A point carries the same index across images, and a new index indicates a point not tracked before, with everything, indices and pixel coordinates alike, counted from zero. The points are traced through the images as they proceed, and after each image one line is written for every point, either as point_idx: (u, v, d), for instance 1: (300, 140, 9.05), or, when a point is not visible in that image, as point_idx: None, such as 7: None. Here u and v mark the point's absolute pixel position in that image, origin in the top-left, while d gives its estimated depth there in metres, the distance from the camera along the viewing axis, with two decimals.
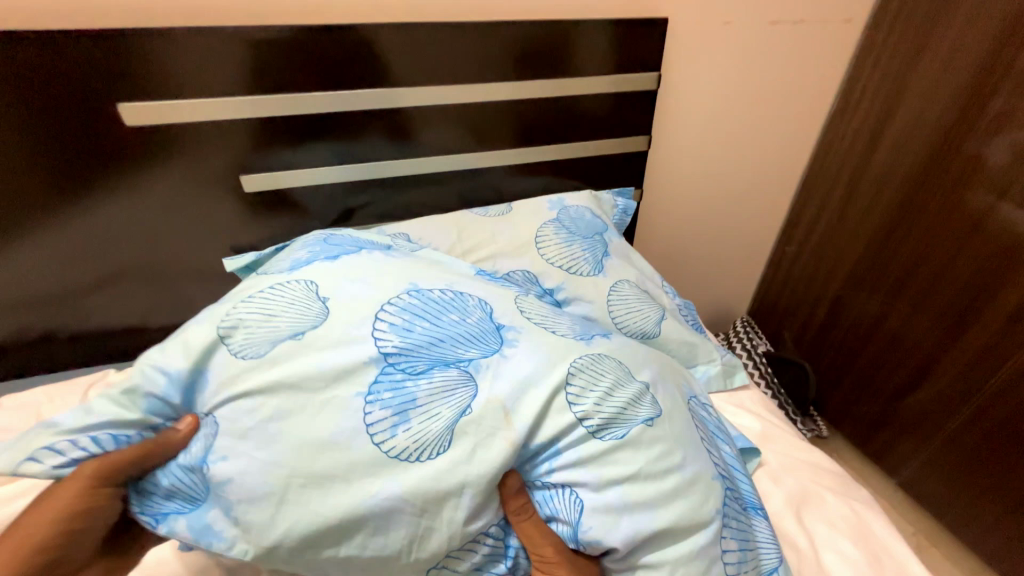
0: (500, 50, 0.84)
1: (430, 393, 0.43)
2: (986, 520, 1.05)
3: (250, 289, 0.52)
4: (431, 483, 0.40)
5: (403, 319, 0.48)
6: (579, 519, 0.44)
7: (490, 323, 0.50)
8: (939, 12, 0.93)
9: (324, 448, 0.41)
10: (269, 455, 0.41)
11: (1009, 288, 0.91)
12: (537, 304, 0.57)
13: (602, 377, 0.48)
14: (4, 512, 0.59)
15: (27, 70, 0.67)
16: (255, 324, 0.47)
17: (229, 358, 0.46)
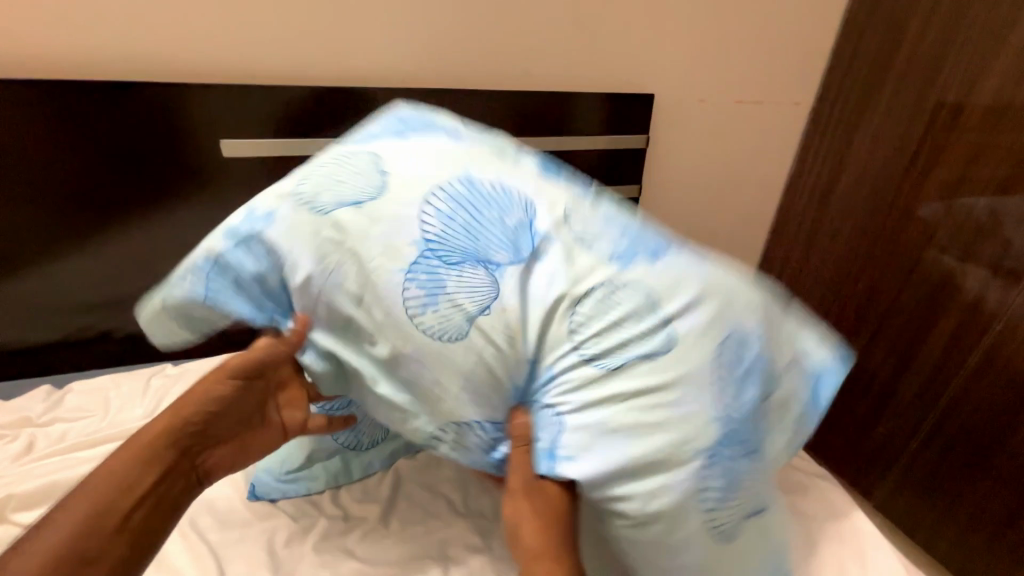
0: (518, 113, 1.05)
1: (457, 283, 0.49)
2: (952, 540, 1.11)
3: (329, 153, 0.59)
4: (443, 355, 0.49)
5: (446, 213, 0.51)
6: (557, 441, 0.48)
7: (530, 230, 0.52)
8: (863, 99, 1.18)
9: (368, 307, 0.50)
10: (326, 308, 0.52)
11: (945, 316, 1.06)
12: (590, 213, 0.56)
13: (612, 309, 0.49)
14: (84, 469, 0.68)
15: (143, 111, 0.85)
16: (328, 187, 0.54)
17: (294, 217, 0.53)
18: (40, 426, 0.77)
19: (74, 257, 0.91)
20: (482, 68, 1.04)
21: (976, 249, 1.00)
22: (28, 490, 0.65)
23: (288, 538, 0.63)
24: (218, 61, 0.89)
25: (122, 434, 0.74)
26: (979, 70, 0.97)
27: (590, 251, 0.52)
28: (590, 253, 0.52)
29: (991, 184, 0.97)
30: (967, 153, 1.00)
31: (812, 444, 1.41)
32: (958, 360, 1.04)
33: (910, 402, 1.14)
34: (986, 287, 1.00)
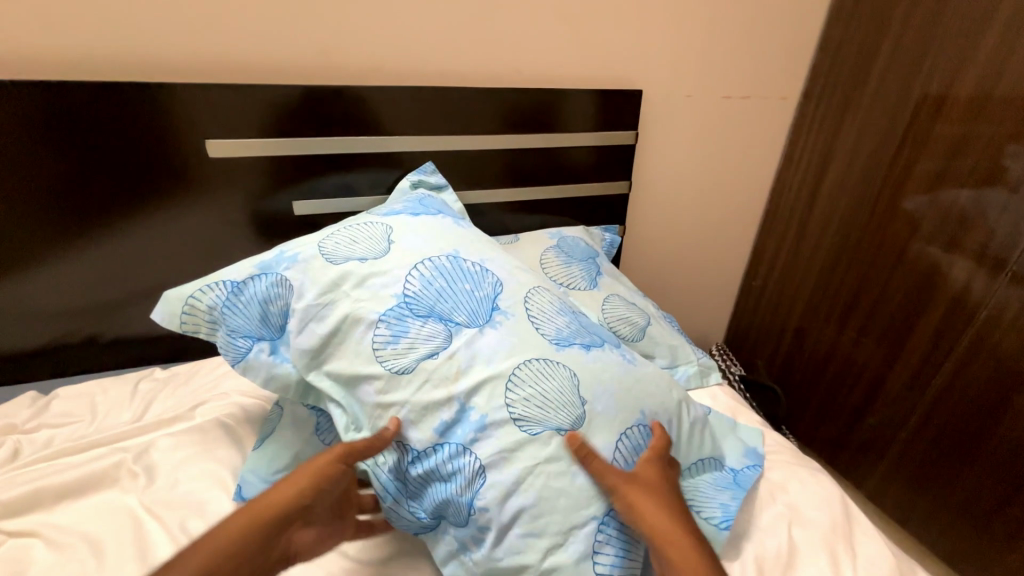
0: (507, 109, 1.05)
1: (418, 330, 0.63)
2: (942, 524, 1.13)
3: (356, 220, 0.78)
4: (391, 383, 0.61)
5: (426, 280, 0.67)
6: (476, 491, 0.56)
7: (493, 304, 0.67)
8: (849, 92, 1.19)
9: (345, 338, 0.64)
10: (309, 335, 0.65)
11: (933, 307, 1.08)
12: (547, 299, 0.72)
13: (542, 382, 0.61)
14: (73, 474, 0.67)
15: (123, 112, 0.84)
16: (344, 244, 0.72)
17: (313, 260, 0.70)
18: (26, 432, 0.76)
19: (58, 261, 0.89)
20: (469, 64, 1.03)
21: (961, 239, 1.01)
22: (13, 497, 0.63)
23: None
24: (199, 61, 0.88)
25: (112, 439, 0.73)
26: (962, 62, 0.98)
27: (537, 330, 0.66)
28: (538, 332, 0.66)
29: (976, 178, 0.98)
30: (950, 144, 1.01)
31: (805, 435, 1.43)
32: (946, 349, 1.06)
33: (901, 392, 1.16)
34: (972, 277, 1.00)
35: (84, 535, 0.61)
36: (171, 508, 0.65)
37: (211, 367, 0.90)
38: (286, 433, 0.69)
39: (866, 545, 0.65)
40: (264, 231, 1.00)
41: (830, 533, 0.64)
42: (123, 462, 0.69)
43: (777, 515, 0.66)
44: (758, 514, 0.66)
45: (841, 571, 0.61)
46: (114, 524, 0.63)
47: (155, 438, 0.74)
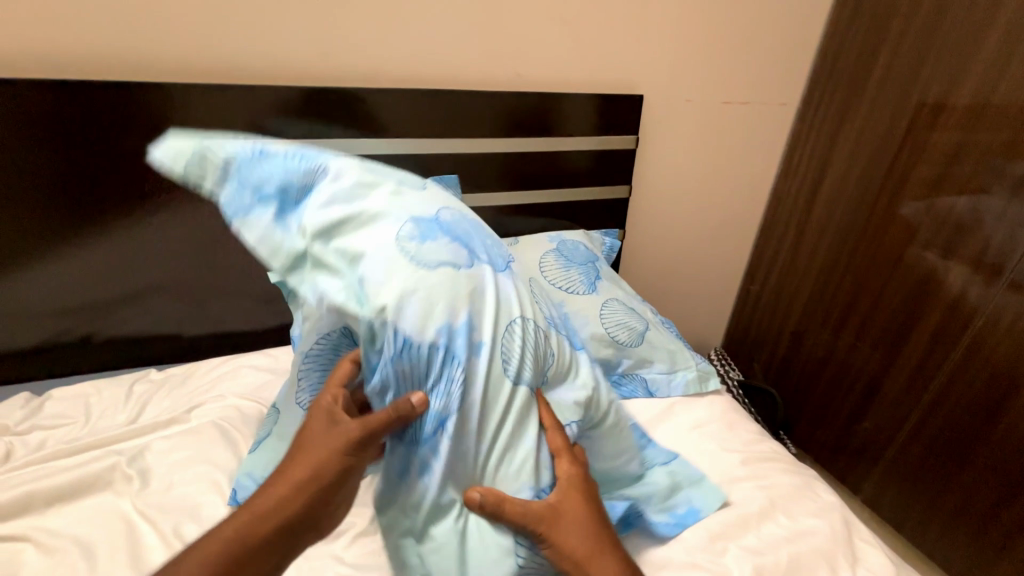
0: (507, 112, 1.05)
1: (444, 243, 0.59)
2: (936, 530, 1.13)
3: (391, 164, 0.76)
4: (403, 276, 0.55)
5: (459, 216, 0.65)
6: (437, 434, 0.53)
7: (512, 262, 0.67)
8: (848, 99, 1.20)
9: (364, 226, 0.58)
10: (328, 206, 0.58)
11: (929, 312, 1.08)
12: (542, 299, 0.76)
13: (539, 344, 0.60)
14: (65, 476, 0.66)
15: (121, 112, 0.83)
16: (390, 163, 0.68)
17: (360, 158, 0.65)
18: (18, 434, 0.75)
19: (54, 261, 0.89)
20: (470, 67, 1.03)
21: (958, 246, 1.02)
22: (4, 501, 0.62)
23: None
24: (200, 62, 0.88)
25: (105, 441, 0.72)
26: (959, 71, 0.98)
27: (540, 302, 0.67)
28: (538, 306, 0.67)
29: (973, 185, 0.98)
30: (948, 150, 1.02)
31: (802, 440, 1.43)
32: (942, 355, 1.06)
33: (897, 398, 1.16)
34: (968, 284, 1.01)
35: (76, 539, 0.61)
36: (164, 512, 0.64)
37: (206, 369, 0.89)
38: (280, 433, 0.68)
39: (865, 553, 0.64)
40: None
41: (830, 543, 0.64)
42: (117, 465, 0.69)
43: (778, 531, 0.65)
44: (758, 531, 0.65)
45: None
46: (106, 529, 0.62)
47: (149, 441, 0.73)
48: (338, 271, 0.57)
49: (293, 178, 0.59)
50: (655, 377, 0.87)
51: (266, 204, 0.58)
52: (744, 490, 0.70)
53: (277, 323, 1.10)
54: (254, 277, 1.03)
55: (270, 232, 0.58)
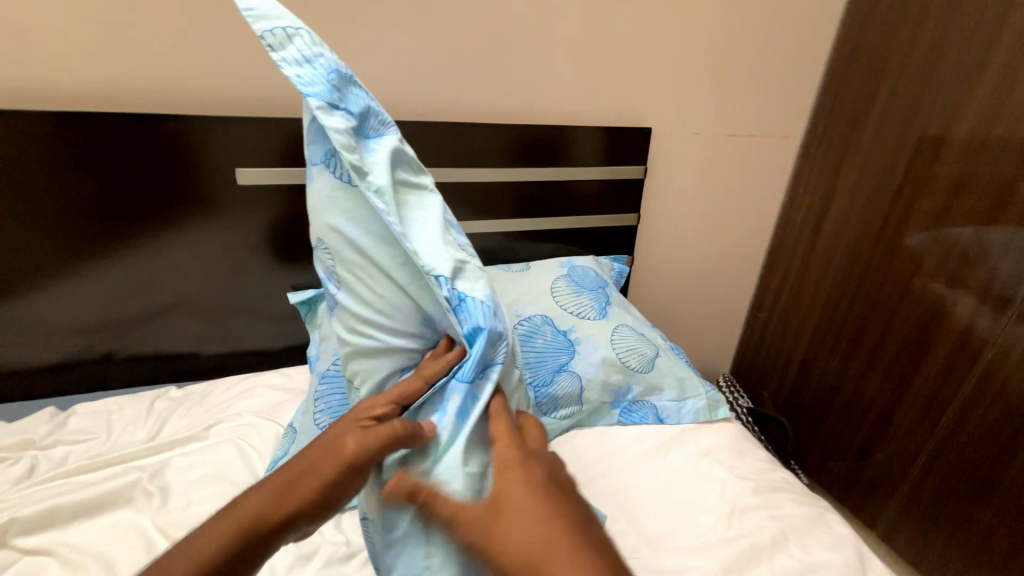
0: (520, 143, 1.10)
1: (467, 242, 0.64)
2: (957, 568, 1.10)
3: None
4: (457, 246, 0.56)
5: None
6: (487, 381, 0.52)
7: None
8: (850, 133, 1.24)
9: (424, 193, 0.57)
10: (401, 160, 0.55)
11: (939, 343, 1.08)
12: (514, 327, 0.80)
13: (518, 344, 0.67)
14: (88, 491, 0.68)
15: (160, 141, 0.89)
16: None
17: None
18: (42, 448, 0.77)
19: (86, 280, 0.93)
20: (486, 101, 1.09)
21: (966, 276, 1.03)
22: (29, 515, 0.64)
23: (290, 565, 0.63)
24: (234, 96, 0.94)
25: (126, 458, 0.74)
26: (958, 108, 1.02)
27: None
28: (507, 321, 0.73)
29: (977, 217, 1.00)
30: (951, 184, 1.04)
31: (815, 470, 1.41)
32: (954, 386, 1.06)
33: (909, 428, 1.15)
34: (976, 315, 1.02)
35: (96, 555, 0.62)
36: (183, 529, 0.65)
37: (225, 387, 0.91)
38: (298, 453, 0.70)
39: None
40: (284, 254, 1.03)
41: None
42: (138, 481, 0.70)
43: (791, 563, 0.65)
44: (770, 563, 0.65)
45: None
46: (126, 546, 0.63)
47: (170, 458, 0.75)
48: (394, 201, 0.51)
49: (378, 114, 0.55)
50: (665, 404, 0.88)
51: (350, 107, 0.51)
52: (756, 521, 0.70)
53: (293, 342, 1.12)
54: (272, 297, 1.07)
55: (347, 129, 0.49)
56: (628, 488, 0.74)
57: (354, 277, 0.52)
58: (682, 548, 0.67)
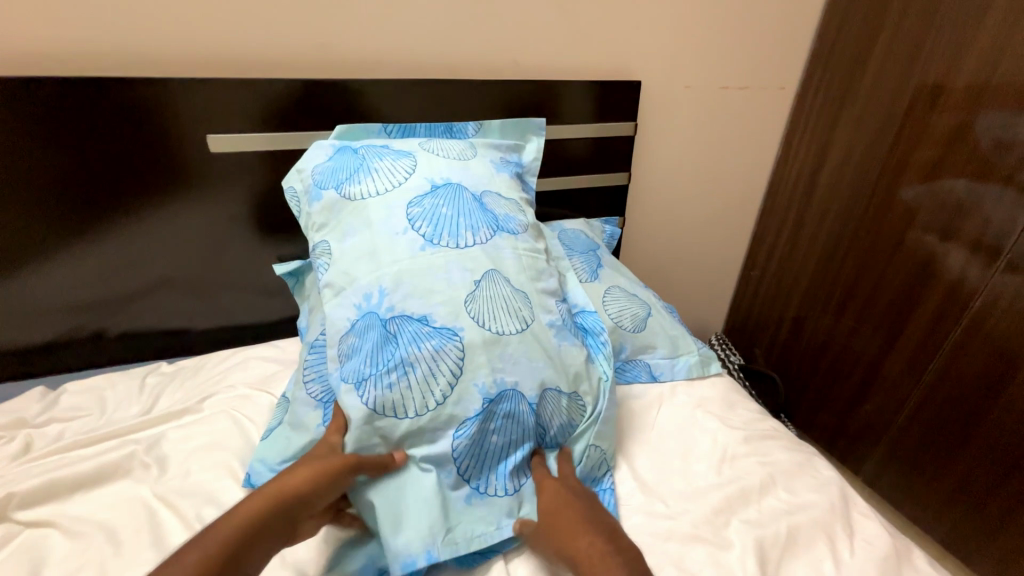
0: (505, 101, 1.05)
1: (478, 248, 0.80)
2: (934, 506, 1.15)
3: (354, 195, 0.75)
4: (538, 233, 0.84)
5: (432, 224, 0.73)
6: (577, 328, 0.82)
7: (437, 294, 0.67)
8: (847, 82, 1.19)
9: (515, 186, 0.86)
10: (508, 166, 0.88)
11: (930, 293, 1.09)
12: (478, 312, 0.68)
13: (492, 323, 0.68)
14: (83, 466, 0.68)
15: (123, 108, 0.84)
16: (383, 180, 0.76)
17: (424, 151, 0.81)
18: (36, 426, 0.77)
19: (59, 258, 0.90)
20: (468, 58, 1.04)
21: (959, 226, 1.02)
22: (28, 489, 0.64)
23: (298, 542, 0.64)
24: (197, 58, 0.88)
25: (121, 432, 0.74)
26: (958, 50, 0.98)
27: (474, 323, 0.67)
28: (488, 330, 0.67)
29: (972, 167, 0.98)
30: (950, 133, 1.01)
31: (803, 422, 1.46)
32: (942, 336, 1.07)
33: (897, 378, 1.18)
34: (967, 265, 1.01)
35: (100, 524, 0.63)
36: (183, 496, 0.66)
37: (217, 361, 0.91)
38: (295, 421, 0.69)
39: (862, 524, 0.66)
40: (267, 227, 1.00)
41: (828, 515, 0.66)
42: (135, 453, 0.71)
43: (777, 504, 0.67)
44: (758, 504, 0.67)
45: (837, 550, 0.62)
46: (127, 514, 0.64)
47: (165, 430, 0.75)
48: (509, 195, 0.82)
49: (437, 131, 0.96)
50: (658, 362, 0.88)
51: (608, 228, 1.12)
52: (749, 468, 0.72)
53: (284, 315, 1.12)
54: (260, 270, 1.04)
55: (492, 152, 0.89)
56: (622, 441, 0.76)
57: (481, 241, 0.74)
58: (675, 492, 0.69)
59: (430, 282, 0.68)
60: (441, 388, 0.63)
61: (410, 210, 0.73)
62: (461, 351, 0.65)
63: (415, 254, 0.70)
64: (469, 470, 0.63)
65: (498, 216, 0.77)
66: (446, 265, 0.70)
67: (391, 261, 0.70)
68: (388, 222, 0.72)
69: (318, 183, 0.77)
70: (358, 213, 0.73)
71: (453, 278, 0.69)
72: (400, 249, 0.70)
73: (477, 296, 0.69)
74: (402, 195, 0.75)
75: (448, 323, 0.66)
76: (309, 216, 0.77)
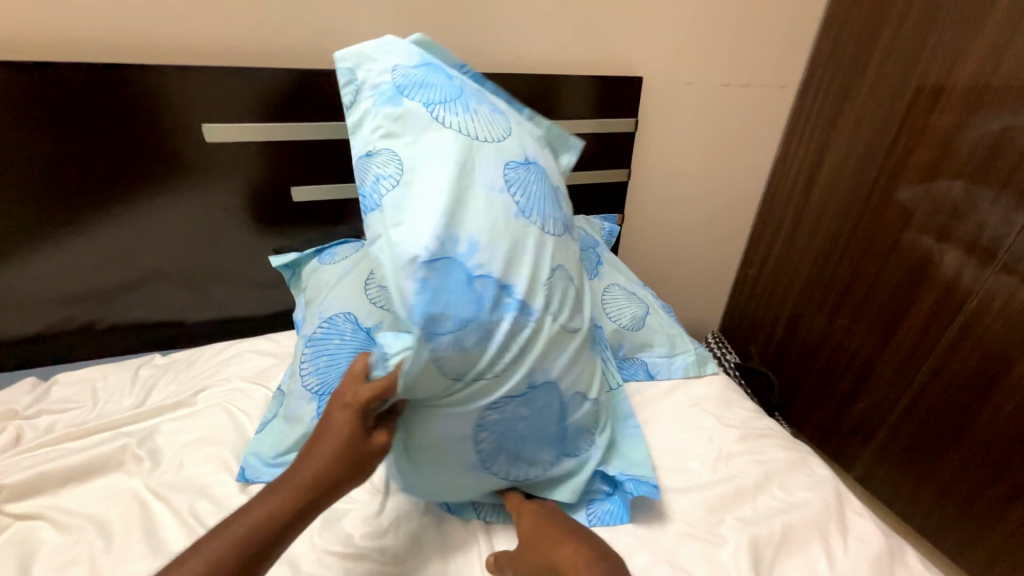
0: (504, 95, 1.04)
1: None
2: (924, 505, 1.17)
3: (450, 122, 0.62)
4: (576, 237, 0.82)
5: (525, 189, 0.63)
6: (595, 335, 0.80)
7: (517, 269, 0.58)
8: (848, 81, 1.19)
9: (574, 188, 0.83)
10: (570, 164, 0.84)
11: (924, 295, 1.09)
12: (554, 302, 0.61)
13: (562, 315, 0.61)
14: (74, 459, 0.67)
15: (114, 95, 0.82)
16: (479, 121, 0.64)
17: (521, 120, 0.74)
18: (27, 418, 0.76)
19: (50, 248, 0.88)
20: (467, 50, 1.02)
21: (954, 228, 1.02)
22: (18, 481, 0.64)
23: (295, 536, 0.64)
24: (190, 45, 0.86)
25: (113, 425, 0.74)
26: (958, 52, 0.98)
27: (551, 314, 0.59)
28: (558, 322, 0.60)
29: (969, 170, 0.99)
30: (947, 134, 1.01)
31: (798, 420, 1.47)
32: (936, 337, 1.08)
33: (889, 378, 1.18)
34: (962, 267, 1.02)
35: (92, 517, 0.62)
36: (175, 490, 0.65)
37: (211, 354, 0.90)
38: (289, 415, 0.69)
39: (856, 523, 0.66)
40: (262, 218, 0.99)
41: (821, 513, 0.66)
42: (127, 446, 0.70)
43: (771, 503, 0.67)
44: (753, 502, 0.68)
45: (830, 548, 0.63)
46: (120, 507, 0.63)
47: (158, 423, 0.75)
48: (576, 195, 0.79)
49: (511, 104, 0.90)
50: (655, 359, 0.88)
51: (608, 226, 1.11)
52: (745, 466, 0.72)
53: (280, 308, 1.11)
54: (255, 262, 1.03)
55: (566, 154, 0.84)
56: None
57: (561, 231, 0.67)
58: (671, 489, 0.69)
59: (517, 253, 0.59)
60: (496, 367, 0.55)
61: (508, 167, 0.63)
62: (530, 334, 0.57)
63: (509, 213, 0.60)
64: (485, 441, 0.58)
65: (569, 216, 0.74)
66: (532, 240, 0.61)
67: (482, 212, 0.58)
68: (486, 168, 0.61)
69: (399, 90, 0.63)
70: (446, 143, 0.60)
71: (536, 256, 0.60)
72: (492, 202, 0.59)
73: (555, 281, 0.61)
74: (501, 146, 0.64)
75: (527, 300, 0.57)
76: (377, 117, 0.63)
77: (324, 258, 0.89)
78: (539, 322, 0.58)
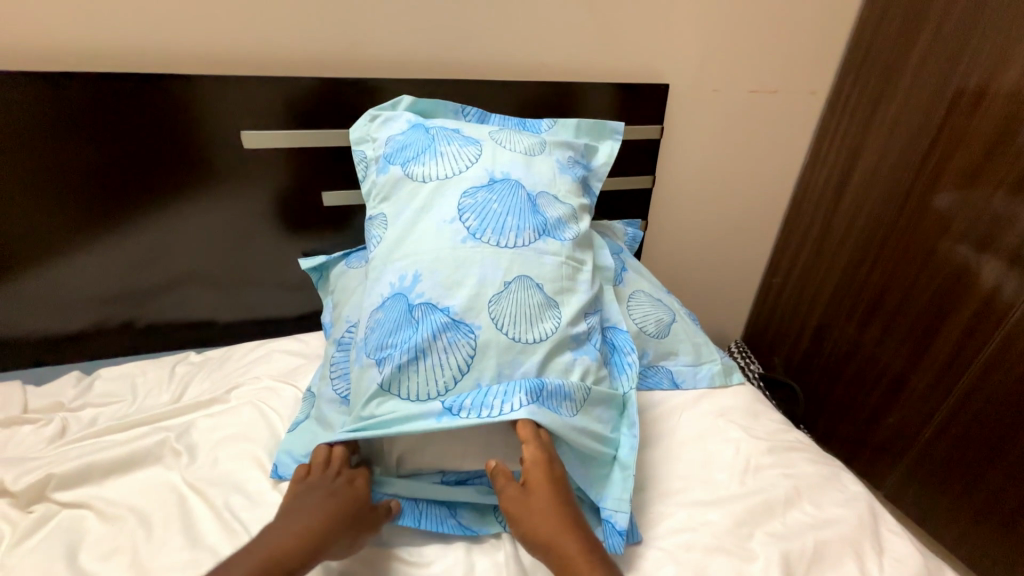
0: (529, 102, 1.05)
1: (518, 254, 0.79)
2: (960, 526, 1.12)
3: (419, 175, 0.77)
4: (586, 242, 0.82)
5: (479, 216, 0.74)
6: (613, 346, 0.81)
7: (462, 289, 0.69)
8: (882, 86, 1.16)
9: (574, 193, 0.85)
10: (568, 171, 0.87)
11: (962, 308, 1.05)
12: (503, 314, 0.68)
13: (515, 325, 0.68)
14: (115, 452, 0.70)
15: (158, 102, 0.86)
16: (438, 165, 0.78)
17: (496, 146, 0.82)
18: (73, 410, 0.80)
19: (94, 248, 0.93)
20: (494, 58, 1.04)
21: (996, 238, 0.98)
22: (65, 471, 0.67)
23: None
24: (230, 55, 0.90)
25: (152, 418, 0.76)
26: (1003, 55, 0.95)
27: (496, 327, 0.67)
28: (506, 334, 0.67)
29: (1011, 178, 0.95)
30: (990, 141, 0.98)
31: (824, 433, 1.43)
32: (973, 352, 1.04)
33: (924, 392, 1.14)
34: (1002, 278, 0.98)
35: (132, 507, 0.65)
36: (211, 484, 0.68)
37: (243, 352, 0.93)
38: (320, 417, 0.71)
39: (893, 542, 0.64)
40: (293, 221, 1.02)
41: (855, 531, 0.64)
42: (166, 440, 0.72)
43: (803, 518, 0.66)
44: (782, 517, 0.66)
45: (866, 568, 0.61)
46: (159, 499, 0.66)
47: (194, 419, 0.77)
48: (565, 200, 0.82)
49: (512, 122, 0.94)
50: (680, 368, 0.87)
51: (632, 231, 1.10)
52: (775, 480, 0.70)
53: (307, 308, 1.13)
54: (285, 264, 1.06)
55: (562, 152, 0.89)
56: (642, 447, 0.76)
57: (522, 242, 0.74)
58: (699, 502, 0.68)
59: (460, 274, 0.70)
60: (445, 380, 0.64)
61: (462, 202, 0.75)
62: (473, 348, 0.66)
63: (456, 244, 0.72)
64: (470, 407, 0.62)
65: (550, 219, 0.78)
66: (479, 261, 0.71)
67: (431, 247, 0.72)
68: (440, 209, 0.75)
69: (387, 158, 0.80)
70: (416, 194, 0.77)
71: (485, 274, 0.70)
72: (442, 237, 0.72)
73: (504, 296, 0.69)
74: (458, 182, 0.76)
75: (465, 318, 0.67)
76: (375, 180, 0.81)
77: (351, 262, 0.91)
78: (483, 337, 0.66)
